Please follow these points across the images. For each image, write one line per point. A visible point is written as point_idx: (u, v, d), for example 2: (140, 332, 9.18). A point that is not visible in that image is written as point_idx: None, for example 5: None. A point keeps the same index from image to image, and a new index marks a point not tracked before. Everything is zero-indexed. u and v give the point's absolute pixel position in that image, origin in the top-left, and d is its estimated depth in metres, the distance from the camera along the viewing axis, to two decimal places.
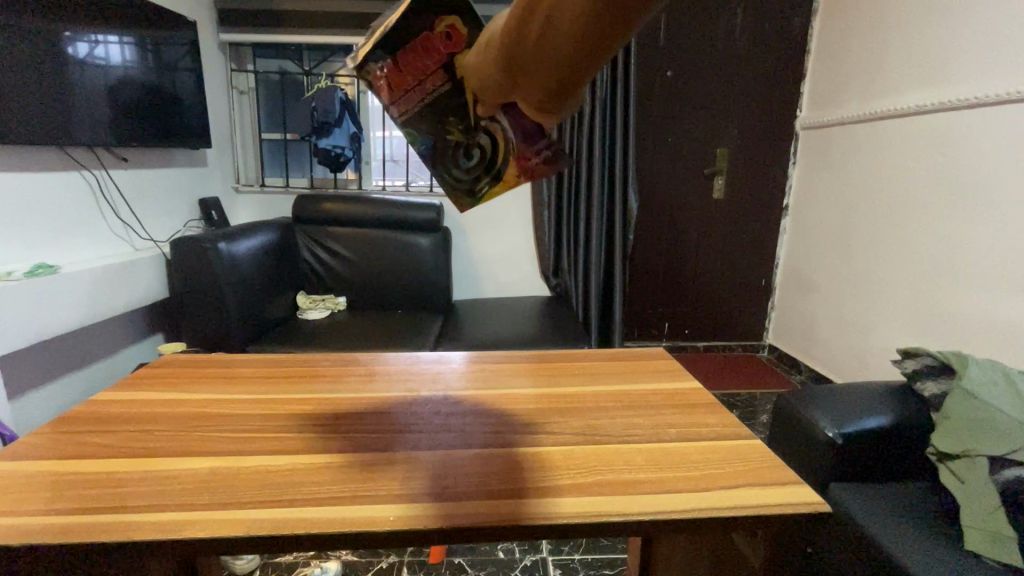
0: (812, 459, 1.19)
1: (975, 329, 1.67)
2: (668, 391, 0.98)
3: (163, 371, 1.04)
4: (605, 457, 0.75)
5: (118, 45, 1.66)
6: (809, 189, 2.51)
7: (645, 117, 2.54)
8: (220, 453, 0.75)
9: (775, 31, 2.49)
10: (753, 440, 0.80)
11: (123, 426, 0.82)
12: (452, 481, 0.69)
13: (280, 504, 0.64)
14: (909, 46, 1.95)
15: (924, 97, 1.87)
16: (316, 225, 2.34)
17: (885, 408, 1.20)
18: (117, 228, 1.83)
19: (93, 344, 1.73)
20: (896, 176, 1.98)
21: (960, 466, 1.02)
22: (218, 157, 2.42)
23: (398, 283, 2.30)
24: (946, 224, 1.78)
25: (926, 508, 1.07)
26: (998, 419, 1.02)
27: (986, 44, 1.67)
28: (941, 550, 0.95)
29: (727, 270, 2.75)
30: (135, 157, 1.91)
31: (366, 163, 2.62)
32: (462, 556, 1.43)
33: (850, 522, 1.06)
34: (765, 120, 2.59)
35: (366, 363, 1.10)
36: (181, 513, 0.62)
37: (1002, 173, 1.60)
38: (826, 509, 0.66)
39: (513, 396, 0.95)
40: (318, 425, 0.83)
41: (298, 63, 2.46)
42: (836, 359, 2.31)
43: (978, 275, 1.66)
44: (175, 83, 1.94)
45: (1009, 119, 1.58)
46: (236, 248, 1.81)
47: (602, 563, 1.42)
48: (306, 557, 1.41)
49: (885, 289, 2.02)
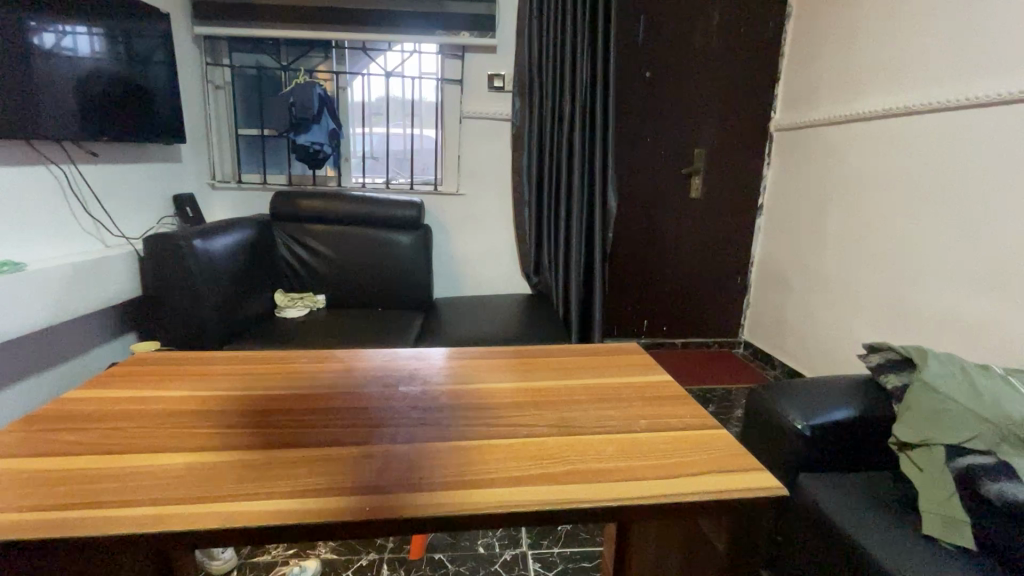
0: (781, 451, 1.24)
1: (937, 324, 1.75)
2: (641, 384, 1.00)
3: (138, 369, 1.03)
4: (577, 447, 0.77)
5: (87, 36, 1.62)
6: (782, 188, 2.59)
7: (623, 116, 2.58)
8: (194, 449, 0.75)
9: (749, 32, 2.55)
10: (721, 430, 0.83)
11: (95, 423, 0.81)
12: (429, 472, 0.70)
13: (258, 496, 0.64)
14: (877, 50, 2.02)
15: (890, 101, 1.95)
16: (295, 223, 2.32)
17: (851, 400, 1.25)
18: (87, 224, 1.79)
19: (62, 344, 1.69)
20: (864, 177, 2.06)
21: (920, 455, 1.07)
22: (192, 151, 2.38)
23: (378, 282, 2.30)
24: (909, 224, 1.86)
25: (888, 496, 1.12)
26: (953, 408, 1.07)
27: (949, 52, 1.75)
28: (899, 534, 0.99)
29: (703, 267, 2.81)
30: (106, 152, 1.86)
31: (345, 160, 2.60)
32: (443, 552, 1.44)
33: (817, 510, 1.10)
34: (741, 120, 2.65)
35: (344, 360, 1.10)
36: (155, 508, 0.62)
37: (962, 176, 1.68)
38: (785, 493, 0.69)
39: (490, 390, 0.96)
40: (295, 420, 0.84)
41: (275, 58, 2.43)
42: (808, 354, 2.38)
43: (940, 273, 1.74)
44: (147, 76, 1.90)
45: (968, 124, 1.67)
46: (212, 245, 1.79)
47: (581, 556, 1.44)
48: (284, 556, 1.40)
49: (854, 285, 2.10)
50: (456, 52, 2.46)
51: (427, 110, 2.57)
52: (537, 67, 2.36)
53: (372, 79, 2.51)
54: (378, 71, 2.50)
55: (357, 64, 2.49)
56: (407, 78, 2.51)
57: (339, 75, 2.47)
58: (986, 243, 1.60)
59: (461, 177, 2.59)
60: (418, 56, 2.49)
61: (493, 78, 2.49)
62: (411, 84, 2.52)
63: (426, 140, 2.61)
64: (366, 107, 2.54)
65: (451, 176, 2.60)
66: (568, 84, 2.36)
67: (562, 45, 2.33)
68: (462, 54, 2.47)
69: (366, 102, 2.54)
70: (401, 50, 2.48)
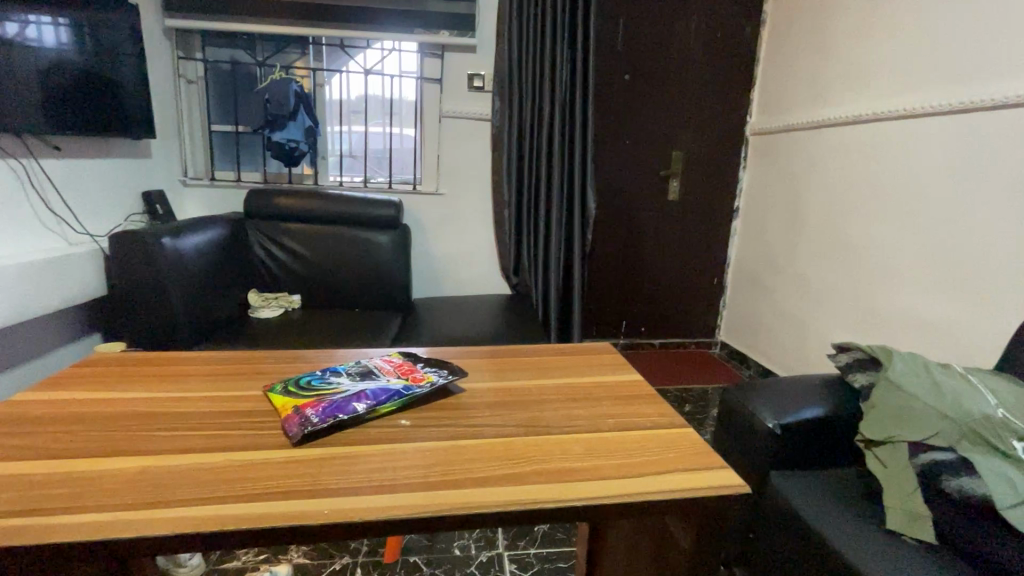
0: (754, 449, 1.26)
1: (904, 325, 1.79)
2: (612, 383, 1.00)
3: (96, 370, 0.99)
4: (545, 446, 0.77)
5: (52, 27, 1.57)
6: (758, 191, 2.63)
7: (602, 118, 2.59)
8: (149, 452, 0.72)
9: (726, 37, 2.59)
10: (687, 428, 0.84)
11: (46, 426, 0.78)
12: (392, 473, 0.69)
13: (216, 500, 0.63)
14: (847, 57, 2.07)
15: (859, 107, 2.00)
16: (269, 221, 2.27)
17: (821, 399, 1.27)
18: (48, 221, 1.72)
19: (28, 342, 1.63)
20: (836, 181, 2.11)
21: (884, 452, 1.08)
22: (163, 147, 2.32)
23: (355, 281, 2.26)
24: (878, 227, 1.90)
25: (855, 492, 1.14)
26: (916, 405, 1.08)
27: (913, 61, 1.80)
28: (864, 531, 1.01)
29: (681, 268, 2.84)
30: (69, 146, 1.80)
31: (322, 158, 2.56)
32: (418, 554, 1.42)
33: (788, 507, 1.12)
34: (717, 123, 2.68)
35: (313, 360, 1.08)
36: (104, 515, 0.60)
37: (927, 181, 1.73)
38: (747, 490, 0.71)
39: (460, 390, 0.96)
40: (259, 421, 0.82)
41: (250, 53, 2.38)
42: (781, 354, 2.42)
43: (907, 274, 1.79)
44: (115, 68, 1.84)
45: (932, 130, 1.72)
46: (182, 244, 1.73)
47: (557, 556, 1.44)
48: (254, 561, 1.37)
49: (826, 286, 2.14)
50: (436, 51, 2.44)
51: (407, 109, 2.54)
52: (517, 67, 2.35)
53: (351, 77, 2.48)
54: (357, 68, 2.47)
55: (335, 61, 2.45)
56: (387, 76, 2.49)
57: (317, 72, 2.43)
58: (949, 245, 1.65)
59: (441, 177, 2.57)
60: (398, 54, 2.46)
61: (473, 78, 2.48)
62: (391, 82, 2.50)
63: (406, 139, 2.58)
64: (344, 105, 2.51)
65: (430, 176, 2.57)
66: (548, 85, 2.36)
67: (541, 46, 2.33)
68: (441, 53, 2.45)
69: (344, 99, 2.51)
70: (381, 48, 2.45)
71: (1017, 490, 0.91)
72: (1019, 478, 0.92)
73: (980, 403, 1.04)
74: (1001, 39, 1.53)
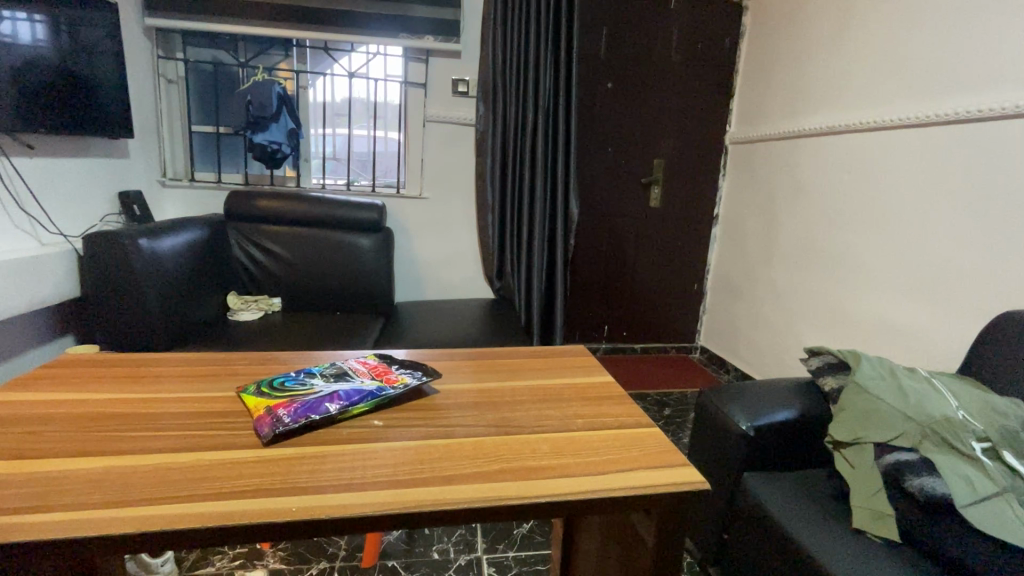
0: (727, 452, 1.28)
1: (876, 330, 1.84)
2: (584, 385, 1.03)
3: (67, 371, 0.98)
4: (515, 446, 0.79)
5: (27, 23, 1.55)
6: (737, 198, 2.68)
7: (586, 124, 2.63)
8: (116, 452, 0.72)
9: (706, 47, 2.65)
10: (655, 428, 0.87)
11: (13, 427, 0.78)
12: (361, 473, 0.71)
13: (184, 499, 0.63)
14: (822, 68, 2.13)
15: (833, 118, 2.06)
16: (250, 223, 2.25)
17: (793, 401, 1.31)
18: (21, 221, 1.69)
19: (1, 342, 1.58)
20: (813, 190, 2.16)
21: (851, 453, 1.10)
22: (141, 147, 2.28)
23: (337, 284, 2.26)
24: (853, 234, 1.95)
25: (825, 493, 1.16)
26: (883, 409, 1.09)
27: (882, 74, 1.86)
28: (831, 530, 1.04)
29: (661, 272, 2.88)
30: (43, 145, 1.77)
31: (305, 161, 2.55)
32: (396, 559, 1.42)
33: (759, 509, 1.15)
34: (697, 130, 2.74)
35: (288, 360, 1.09)
36: (70, 514, 0.60)
37: (898, 191, 1.78)
38: (705, 487, 0.73)
39: (434, 391, 0.97)
40: (229, 422, 0.82)
41: (232, 54, 2.37)
42: (759, 358, 2.46)
43: (879, 280, 1.84)
44: (93, 67, 1.81)
45: (902, 143, 1.77)
46: (159, 245, 1.71)
47: (535, 559, 1.44)
48: (229, 568, 1.35)
49: (803, 292, 2.19)
50: (420, 55, 2.45)
51: (391, 113, 2.55)
52: (501, 72, 2.36)
53: (336, 80, 2.48)
54: (341, 72, 2.47)
55: (320, 64, 2.45)
56: (372, 79, 2.49)
57: (301, 74, 2.43)
58: (919, 253, 1.70)
59: (425, 181, 2.57)
60: (383, 58, 2.47)
61: (458, 83, 2.50)
62: (376, 85, 2.50)
63: (391, 143, 2.58)
64: (328, 108, 2.51)
65: (414, 180, 2.58)
66: (531, 90, 2.38)
67: (525, 53, 2.35)
68: (426, 58, 2.46)
69: (328, 102, 2.51)
70: (366, 51, 2.45)
71: (976, 489, 0.91)
72: (979, 477, 0.93)
73: (943, 406, 1.06)
74: (966, 56, 1.59)
